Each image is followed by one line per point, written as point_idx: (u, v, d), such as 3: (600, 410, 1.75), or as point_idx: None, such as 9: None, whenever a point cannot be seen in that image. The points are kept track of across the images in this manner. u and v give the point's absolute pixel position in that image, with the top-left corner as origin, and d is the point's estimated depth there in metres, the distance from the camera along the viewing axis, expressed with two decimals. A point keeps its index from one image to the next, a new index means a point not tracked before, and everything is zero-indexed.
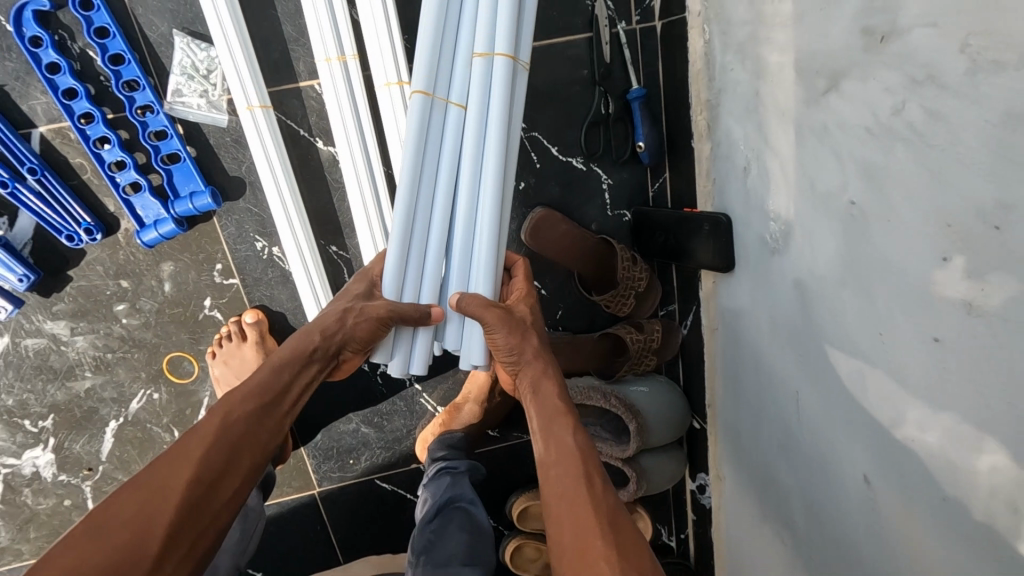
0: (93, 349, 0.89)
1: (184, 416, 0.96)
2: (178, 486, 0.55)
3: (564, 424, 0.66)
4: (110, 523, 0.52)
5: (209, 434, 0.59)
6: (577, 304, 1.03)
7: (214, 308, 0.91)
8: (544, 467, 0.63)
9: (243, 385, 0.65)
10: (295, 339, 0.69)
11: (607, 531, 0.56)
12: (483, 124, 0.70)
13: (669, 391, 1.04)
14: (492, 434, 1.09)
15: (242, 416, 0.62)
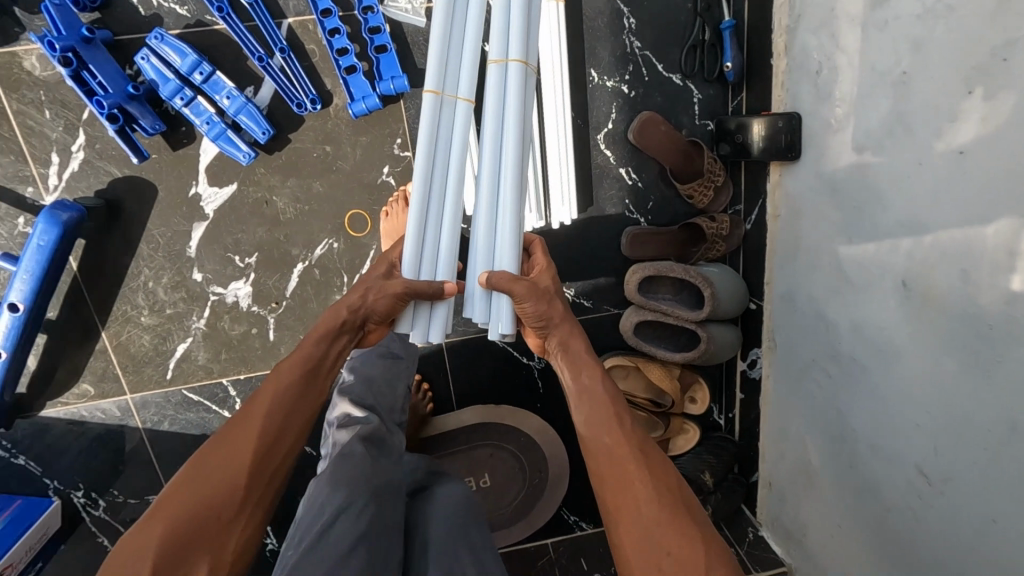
0: (295, 201, 1.15)
1: (354, 264, 1.20)
2: (241, 460, 0.73)
3: (594, 384, 0.88)
4: (203, 478, 0.71)
5: (259, 431, 0.76)
6: (666, 198, 1.27)
7: (390, 175, 1.16)
8: (581, 417, 0.86)
9: (286, 368, 0.82)
10: (322, 323, 0.86)
11: (641, 464, 0.79)
12: (500, 117, 0.87)
13: (734, 274, 1.28)
14: (587, 305, 1.33)
15: (287, 373, 0.81)
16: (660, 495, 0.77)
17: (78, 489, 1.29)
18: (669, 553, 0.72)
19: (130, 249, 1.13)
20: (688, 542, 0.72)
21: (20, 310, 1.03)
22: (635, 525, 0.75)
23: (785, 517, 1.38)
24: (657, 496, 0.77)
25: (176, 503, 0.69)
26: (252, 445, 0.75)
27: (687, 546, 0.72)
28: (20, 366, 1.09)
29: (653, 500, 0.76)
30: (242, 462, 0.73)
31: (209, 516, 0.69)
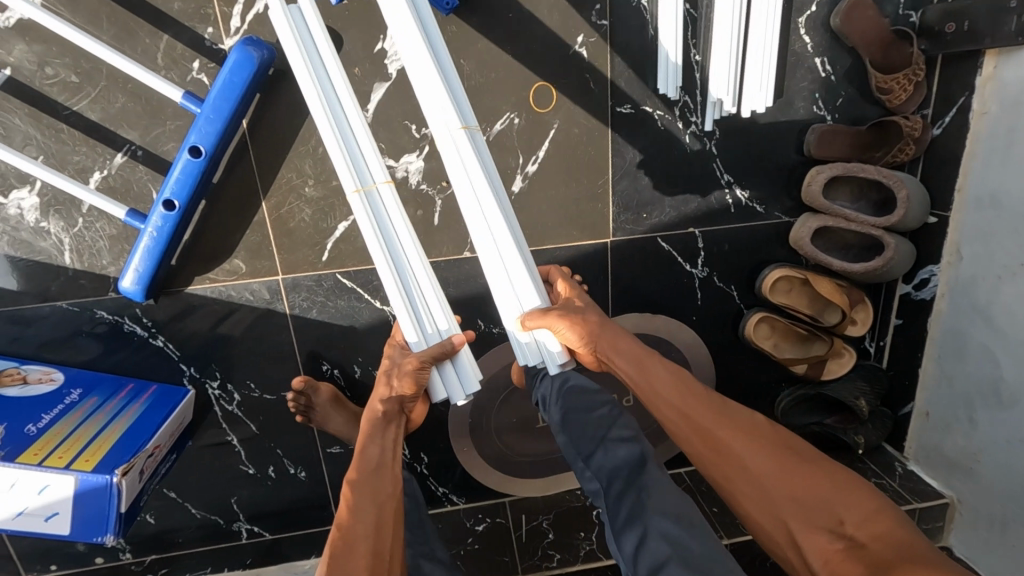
0: (482, 68, 1.06)
1: (532, 144, 1.13)
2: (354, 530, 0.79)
3: (657, 377, 0.90)
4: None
5: (343, 518, 0.81)
6: (856, 95, 1.20)
7: (583, 46, 1.08)
8: (668, 416, 0.87)
9: (369, 446, 0.90)
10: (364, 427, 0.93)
11: (733, 435, 0.82)
12: (388, 220, 0.88)
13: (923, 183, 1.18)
14: (759, 210, 1.26)
15: (374, 446, 0.89)
16: (768, 456, 0.79)
17: (215, 380, 1.20)
18: (797, 496, 0.75)
19: (304, 109, 1.05)
20: (813, 482, 0.76)
21: (200, 155, 0.95)
22: (756, 490, 0.78)
23: (949, 446, 1.31)
24: (770, 454, 0.79)
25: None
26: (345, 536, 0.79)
27: (811, 485, 0.75)
28: (186, 223, 1.01)
29: (763, 463, 0.79)
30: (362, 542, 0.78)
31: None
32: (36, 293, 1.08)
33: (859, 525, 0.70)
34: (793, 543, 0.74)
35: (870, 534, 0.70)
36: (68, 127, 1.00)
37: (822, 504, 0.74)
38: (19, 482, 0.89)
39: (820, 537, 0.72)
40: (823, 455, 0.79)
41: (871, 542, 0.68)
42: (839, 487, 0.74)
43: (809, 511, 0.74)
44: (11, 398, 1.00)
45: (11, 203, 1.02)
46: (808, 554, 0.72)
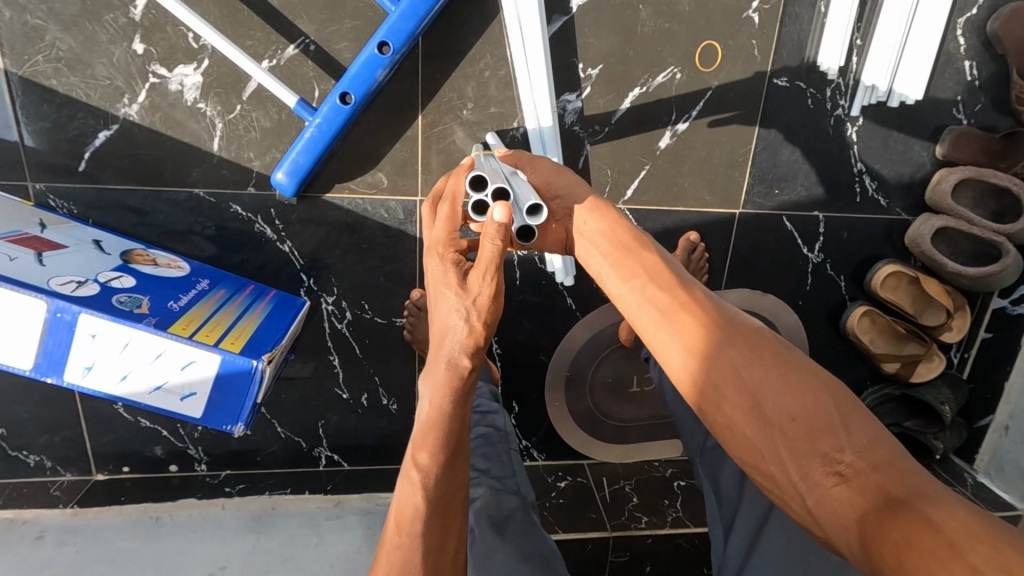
0: (657, 17, 1.08)
1: (686, 102, 1.14)
2: (410, 544, 0.65)
3: (663, 296, 0.67)
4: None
5: (407, 521, 0.66)
6: (993, 103, 1.23)
7: (755, 11, 1.10)
8: (678, 350, 0.64)
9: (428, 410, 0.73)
10: (427, 387, 0.73)
11: (723, 357, 0.60)
12: None
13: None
14: (881, 204, 1.28)
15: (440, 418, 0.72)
16: (782, 385, 0.57)
17: (331, 295, 1.17)
18: (837, 442, 0.53)
19: (480, 29, 1.04)
20: (836, 424, 0.54)
21: (385, 52, 0.93)
22: (791, 439, 0.55)
23: None
24: (774, 370, 0.58)
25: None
26: (397, 526, 0.67)
27: (832, 424, 0.54)
28: (349, 124, 0.99)
29: (785, 402, 0.56)
30: (414, 541, 0.65)
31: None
32: (176, 177, 1.05)
33: (938, 505, 0.47)
34: (856, 532, 0.50)
35: (881, 472, 0.51)
36: (248, 11, 0.98)
37: (839, 450, 0.53)
38: (167, 353, 0.85)
39: (864, 506, 0.50)
40: (823, 371, 0.58)
41: (936, 513, 0.47)
42: (858, 425, 0.54)
43: (849, 475, 0.52)
44: (147, 276, 0.97)
45: (174, 78, 0.99)
46: (860, 532, 0.49)
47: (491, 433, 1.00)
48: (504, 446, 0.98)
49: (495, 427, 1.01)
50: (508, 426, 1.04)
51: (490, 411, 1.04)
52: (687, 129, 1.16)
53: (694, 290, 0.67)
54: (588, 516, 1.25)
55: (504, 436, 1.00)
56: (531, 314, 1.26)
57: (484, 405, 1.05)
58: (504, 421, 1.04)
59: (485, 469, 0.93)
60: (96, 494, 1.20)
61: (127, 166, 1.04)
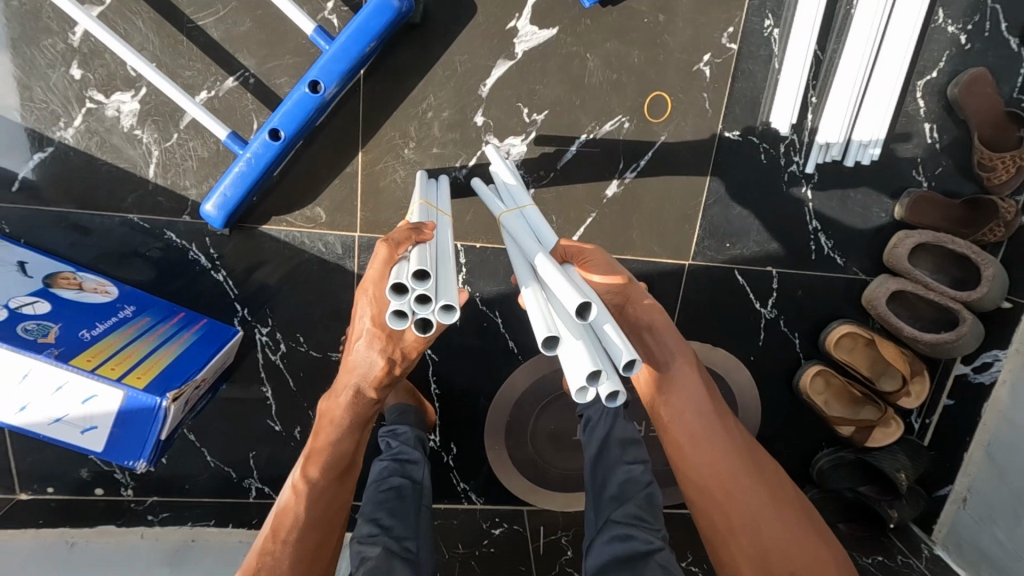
0: (606, 66, 1.07)
1: (635, 152, 1.12)
2: (283, 552, 0.77)
3: (681, 393, 0.88)
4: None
5: (283, 528, 0.79)
6: (955, 167, 1.20)
7: (707, 65, 1.08)
8: (685, 438, 0.86)
9: (329, 447, 0.83)
10: (335, 413, 0.83)
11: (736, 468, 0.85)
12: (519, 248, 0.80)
13: (1002, 274, 1.18)
14: (838, 263, 1.25)
15: (335, 449, 0.83)
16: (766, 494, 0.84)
17: (265, 326, 1.16)
18: (769, 543, 0.80)
19: (423, 71, 1.03)
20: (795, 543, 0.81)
21: (319, 91, 0.93)
22: (743, 523, 0.82)
23: (984, 536, 1.29)
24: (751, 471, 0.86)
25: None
26: (280, 534, 0.79)
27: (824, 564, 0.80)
28: (282, 158, 0.98)
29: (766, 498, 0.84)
30: (288, 550, 0.77)
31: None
32: (110, 202, 1.05)
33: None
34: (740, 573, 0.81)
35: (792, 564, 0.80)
36: (187, 42, 0.98)
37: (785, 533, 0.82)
38: (67, 385, 0.84)
39: (755, 572, 0.80)
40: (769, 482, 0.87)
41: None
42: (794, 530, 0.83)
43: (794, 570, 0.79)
44: (66, 300, 0.96)
45: (111, 104, 0.99)
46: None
47: (404, 485, 0.97)
48: (413, 501, 0.96)
49: (410, 479, 0.99)
50: (425, 479, 1.02)
51: (410, 460, 1.03)
52: (636, 177, 1.14)
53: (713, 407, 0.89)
54: (517, 569, 1.21)
55: (415, 491, 0.98)
56: (472, 355, 1.23)
57: (404, 454, 1.03)
58: (421, 474, 1.02)
59: (387, 526, 0.90)
60: (15, 513, 1.18)
61: (62, 188, 1.03)
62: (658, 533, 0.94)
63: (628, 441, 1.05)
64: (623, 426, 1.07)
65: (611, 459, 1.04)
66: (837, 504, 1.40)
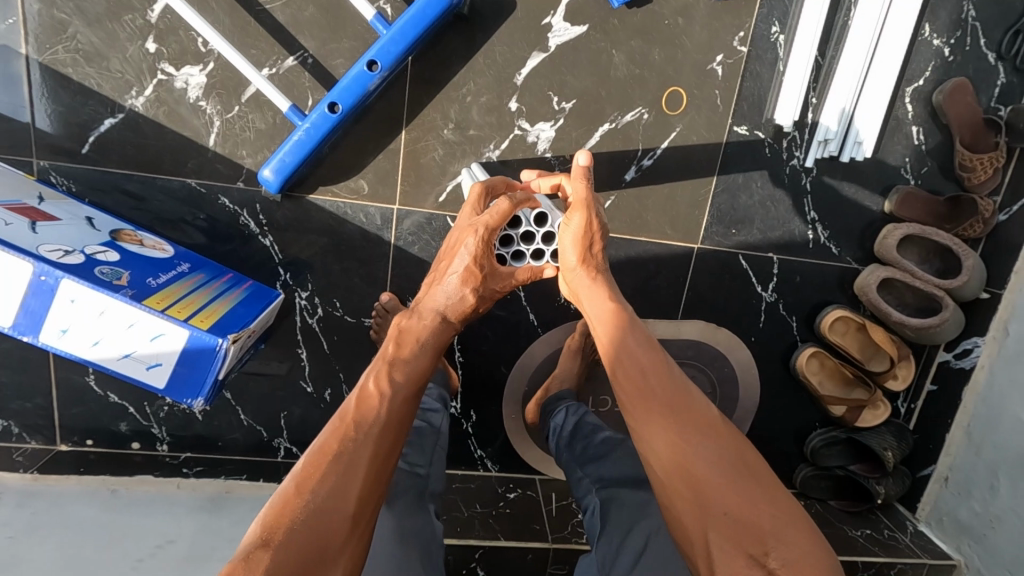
0: (629, 62, 1.18)
1: (652, 140, 1.23)
2: (362, 441, 0.76)
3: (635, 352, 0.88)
4: (291, 502, 0.70)
5: (367, 421, 0.79)
6: (939, 168, 1.33)
7: (720, 65, 1.20)
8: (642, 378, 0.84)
9: (409, 356, 0.89)
10: (422, 334, 0.92)
11: (686, 405, 0.81)
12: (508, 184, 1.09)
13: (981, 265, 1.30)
14: (833, 252, 1.36)
15: (417, 362, 0.89)
16: (709, 440, 0.77)
17: (305, 290, 1.24)
18: (720, 502, 0.72)
19: (465, 59, 1.14)
20: (735, 489, 0.73)
21: (374, 70, 1.03)
22: (690, 459, 0.76)
23: (965, 511, 1.39)
24: (713, 436, 0.78)
25: (267, 513, 0.69)
26: (364, 428, 0.78)
27: (755, 503, 0.72)
28: (336, 131, 1.08)
29: (708, 447, 0.77)
30: (367, 441, 0.77)
31: (320, 546, 0.67)
32: (171, 167, 1.13)
33: (785, 561, 0.67)
34: (705, 537, 0.71)
35: (747, 525, 0.70)
36: (255, 23, 1.08)
37: (733, 503, 0.72)
38: (138, 324, 0.91)
39: (705, 522, 0.71)
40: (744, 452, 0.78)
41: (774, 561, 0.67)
42: (735, 484, 0.73)
43: (734, 518, 0.71)
44: (131, 253, 1.03)
45: (179, 77, 1.09)
46: (701, 517, 0.72)
47: (424, 428, 1.07)
48: (431, 442, 1.06)
49: (430, 423, 1.08)
50: (444, 426, 1.12)
51: (432, 408, 1.12)
52: (652, 164, 1.24)
53: (654, 349, 0.89)
54: (532, 528, 1.28)
55: (433, 433, 1.07)
56: (495, 326, 1.33)
57: (426, 403, 1.12)
58: (439, 420, 1.11)
59: (406, 454, 1.00)
60: (56, 462, 1.23)
61: (127, 153, 1.12)
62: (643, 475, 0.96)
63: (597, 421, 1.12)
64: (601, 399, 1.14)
65: (586, 434, 1.09)
66: (828, 481, 1.50)
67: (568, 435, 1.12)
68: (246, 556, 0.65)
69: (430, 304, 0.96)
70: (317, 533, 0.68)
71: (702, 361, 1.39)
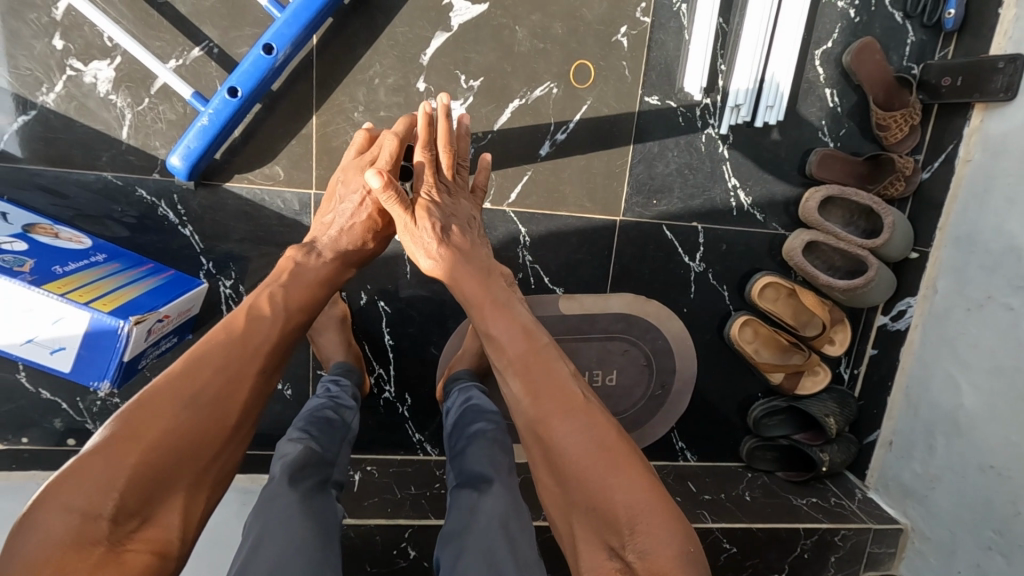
0: (532, 37, 1.20)
1: (564, 114, 1.24)
2: (233, 354, 0.77)
3: (511, 330, 0.87)
4: (158, 405, 0.69)
5: (243, 334, 0.79)
6: (857, 129, 1.33)
7: (625, 36, 1.22)
8: (511, 354, 0.85)
9: (298, 286, 0.90)
10: (317, 265, 0.94)
11: (553, 381, 0.81)
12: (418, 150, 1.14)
13: (904, 224, 1.32)
14: (758, 218, 1.36)
15: (303, 292, 0.89)
16: (572, 426, 0.76)
17: (228, 279, 1.26)
18: (581, 490, 0.73)
19: (369, 42, 1.16)
20: (597, 477, 0.72)
21: (271, 53, 1.05)
22: (557, 448, 0.76)
23: (908, 474, 1.37)
24: (578, 420, 0.77)
25: (128, 412, 0.69)
26: (246, 344, 0.79)
27: (613, 492, 0.71)
28: (240, 116, 1.10)
29: (569, 435, 0.76)
30: (244, 356, 0.78)
31: (192, 449, 0.69)
32: (85, 161, 1.16)
33: (641, 553, 0.67)
34: (572, 530, 0.73)
35: (603, 517, 0.71)
36: (158, 16, 1.11)
37: (591, 493, 0.72)
38: (38, 308, 0.93)
39: (568, 508, 0.74)
40: (617, 435, 0.77)
41: (630, 554, 0.67)
42: (597, 474, 0.73)
43: (591, 509, 0.72)
44: (42, 244, 1.05)
45: (89, 72, 1.12)
46: (568, 504, 0.74)
47: (337, 421, 1.03)
48: (342, 435, 1.02)
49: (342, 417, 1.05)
50: (355, 424, 1.08)
51: (346, 406, 1.09)
52: (566, 138, 1.26)
53: (525, 321, 0.89)
54: None
55: (345, 426, 1.04)
56: (423, 307, 1.33)
57: (341, 399, 1.10)
58: (352, 417, 1.08)
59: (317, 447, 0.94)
60: None
61: (41, 148, 1.14)
62: (497, 469, 0.96)
63: (479, 409, 1.10)
64: (482, 398, 1.15)
65: (461, 424, 1.08)
66: (773, 452, 1.50)
67: (450, 424, 1.11)
68: (106, 447, 0.65)
69: (329, 243, 0.98)
70: (185, 435, 0.69)
71: (635, 334, 1.39)
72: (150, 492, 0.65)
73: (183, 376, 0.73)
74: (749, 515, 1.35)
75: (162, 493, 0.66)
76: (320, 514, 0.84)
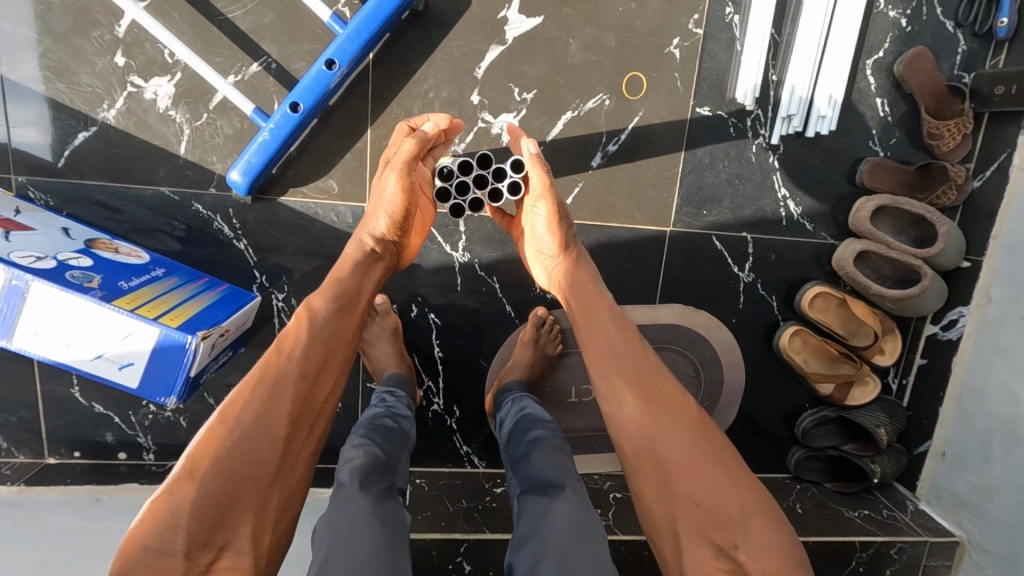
0: (585, 49, 1.20)
1: (616, 125, 1.25)
2: (288, 368, 0.77)
3: (608, 330, 0.86)
4: (213, 436, 0.71)
5: (291, 346, 0.79)
6: (908, 138, 1.32)
7: (677, 48, 1.22)
8: (604, 353, 0.84)
9: (347, 284, 0.87)
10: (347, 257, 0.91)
11: (661, 381, 0.81)
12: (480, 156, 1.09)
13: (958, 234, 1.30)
14: (808, 228, 1.36)
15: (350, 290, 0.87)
16: (670, 426, 0.76)
17: (282, 292, 1.26)
18: (685, 490, 0.72)
19: (424, 55, 1.17)
20: (700, 476, 0.73)
21: (333, 68, 1.05)
22: (661, 446, 0.75)
23: (962, 485, 1.36)
24: (677, 422, 0.77)
25: (200, 441, 0.71)
26: (296, 356, 0.78)
27: (718, 492, 0.71)
28: (300, 131, 1.10)
29: (671, 436, 0.76)
30: (298, 369, 0.77)
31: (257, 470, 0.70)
32: (143, 176, 1.16)
33: (753, 553, 0.68)
34: (672, 524, 0.72)
35: (709, 516, 0.70)
36: (218, 32, 1.12)
37: (698, 491, 0.72)
38: (108, 323, 0.93)
39: (669, 509, 0.72)
40: (716, 436, 0.78)
41: (740, 552, 0.68)
42: (702, 472, 0.73)
43: (700, 506, 0.71)
44: (105, 259, 1.06)
45: (149, 88, 1.13)
46: (668, 503, 0.72)
47: (395, 428, 1.02)
48: (401, 441, 1.01)
49: (399, 424, 1.04)
50: (412, 432, 1.08)
51: (401, 414, 1.09)
52: (618, 149, 1.26)
53: (621, 323, 0.87)
54: None
55: (403, 434, 1.03)
56: (472, 319, 1.33)
57: (397, 408, 1.09)
58: (409, 426, 1.07)
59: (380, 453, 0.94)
60: (43, 475, 1.25)
61: (101, 164, 1.15)
62: (563, 473, 0.95)
63: (535, 418, 1.09)
64: (536, 407, 1.14)
65: (518, 431, 1.07)
66: (821, 463, 1.48)
67: (507, 433, 1.10)
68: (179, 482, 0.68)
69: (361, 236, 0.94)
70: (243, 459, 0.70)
71: (684, 344, 1.38)
72: (217, 520, 0.67)
73: (241, 397, 0.74)
74: (802, 527, 1.33)
75: (228, 520, 0.68)
76: (394, 518, 0.83)
